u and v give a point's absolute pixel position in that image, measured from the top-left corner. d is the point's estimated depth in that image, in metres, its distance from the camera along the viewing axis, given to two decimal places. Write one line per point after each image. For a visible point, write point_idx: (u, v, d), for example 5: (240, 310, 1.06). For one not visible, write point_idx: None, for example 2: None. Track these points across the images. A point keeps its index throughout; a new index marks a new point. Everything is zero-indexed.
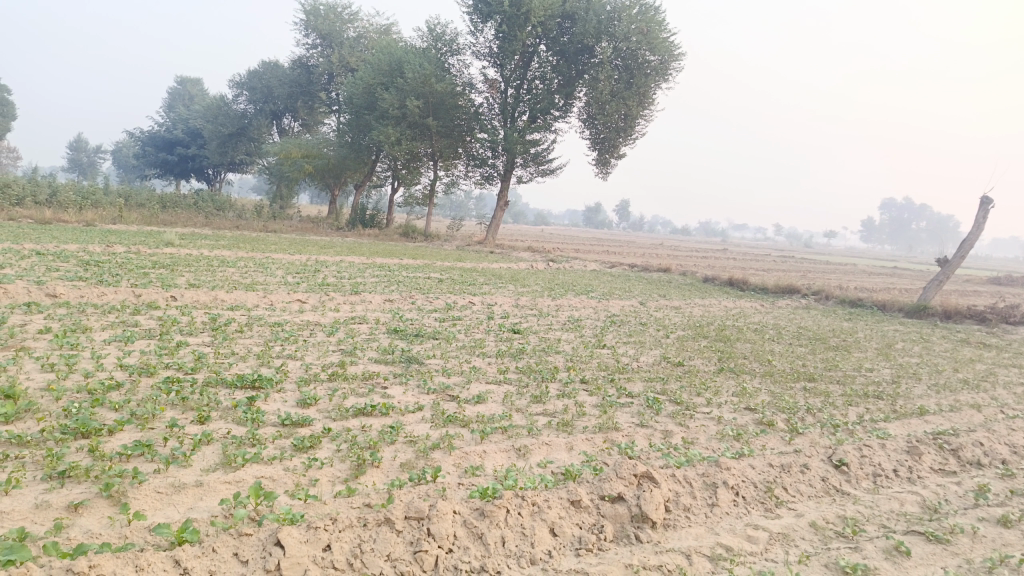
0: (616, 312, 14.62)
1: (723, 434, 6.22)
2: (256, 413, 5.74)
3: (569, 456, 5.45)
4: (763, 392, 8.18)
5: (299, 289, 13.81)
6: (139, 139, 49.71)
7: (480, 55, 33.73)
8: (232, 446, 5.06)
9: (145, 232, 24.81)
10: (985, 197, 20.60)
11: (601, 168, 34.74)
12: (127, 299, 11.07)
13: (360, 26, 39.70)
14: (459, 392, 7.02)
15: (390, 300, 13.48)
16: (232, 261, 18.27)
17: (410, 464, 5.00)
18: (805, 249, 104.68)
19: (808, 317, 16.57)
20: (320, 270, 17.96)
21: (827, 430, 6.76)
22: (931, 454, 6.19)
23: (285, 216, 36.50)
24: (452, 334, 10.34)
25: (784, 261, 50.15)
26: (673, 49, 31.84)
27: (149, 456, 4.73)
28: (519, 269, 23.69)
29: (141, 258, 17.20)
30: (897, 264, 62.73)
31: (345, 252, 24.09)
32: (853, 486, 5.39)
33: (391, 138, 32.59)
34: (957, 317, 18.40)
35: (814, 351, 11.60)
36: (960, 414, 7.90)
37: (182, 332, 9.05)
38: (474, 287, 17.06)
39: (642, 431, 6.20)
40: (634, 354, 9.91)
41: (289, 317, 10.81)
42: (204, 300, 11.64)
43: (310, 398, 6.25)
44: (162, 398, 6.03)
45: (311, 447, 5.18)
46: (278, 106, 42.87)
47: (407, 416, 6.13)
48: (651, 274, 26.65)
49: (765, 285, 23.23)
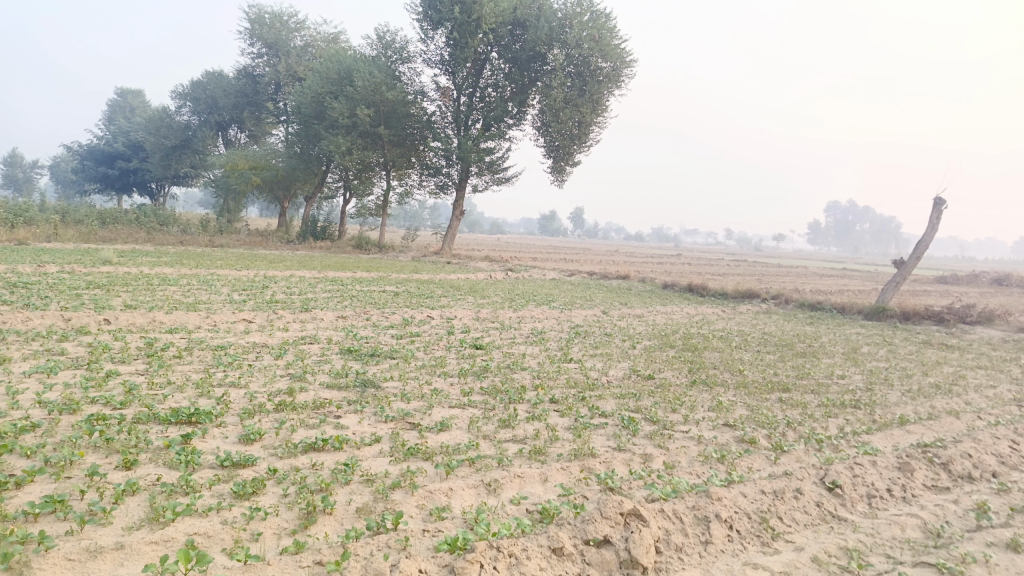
0: (580, 322, 14.23)
1: (706, 456, 5.81)
2: (191, 453, 5.09)
3: (543, 490, 4.97)
4: (740, 406, 7.81)
5: (245, 307, 13.04)
6: (77, 153, 47.67)
7: (431, 63, 33.17)
8: (162, 496, 4.40)
9: (82, 250, 23.52)
10: (937, 198, 20.91)
11: (557, 176, 34.49)
12: (55, 324, 10.17)
13: (307, 34, 38.92)
14: (421, 420, 6.45)
15: (343, 317, 12.79)
16: (175, 278, 17.31)
17: (368, 510, 4.43)
18: (757, 252, 106.65)
19: (771, 322, 16.43)
20: (269, 286, 17.14)
21: (812, 447, 6.41)
22: (922, 470, 5.89)
23: (232, 230, 35.24)
24: (411, 352, 9.76)
25: (738, 265, 50.52)
26: (625, 56, 31.84)
27: (62, 514, 4.03)
28: (478, 280, 23.20)
29: (76, 278, 16.11)
30: (845, 266, 64.08)
31: (295, 266, 23.29)
32: (849, 511, 5.02)
33: (341, 148, 31.78)
34: (916, 319, 18.58)
35: (783, 358, 11.35)
36: (941, 422, 7.69)
37: (114, 360, 8.27)
38: (431, 299, 16.48)
39: (620, 455, 5.75)
40: (602, 368, 9.48)
41: (234, 339, 10.07)
42: (141, 322, 10.81)
43: (253, 433, 5.61)
44: (82, 440, 5.29)
45: (253, 494, 4.57)
46: (224, 117, 41.63)
47: (363, 450, 5.55)
48: (610, 281, 26.42)
49: (725, 289, 23.15)
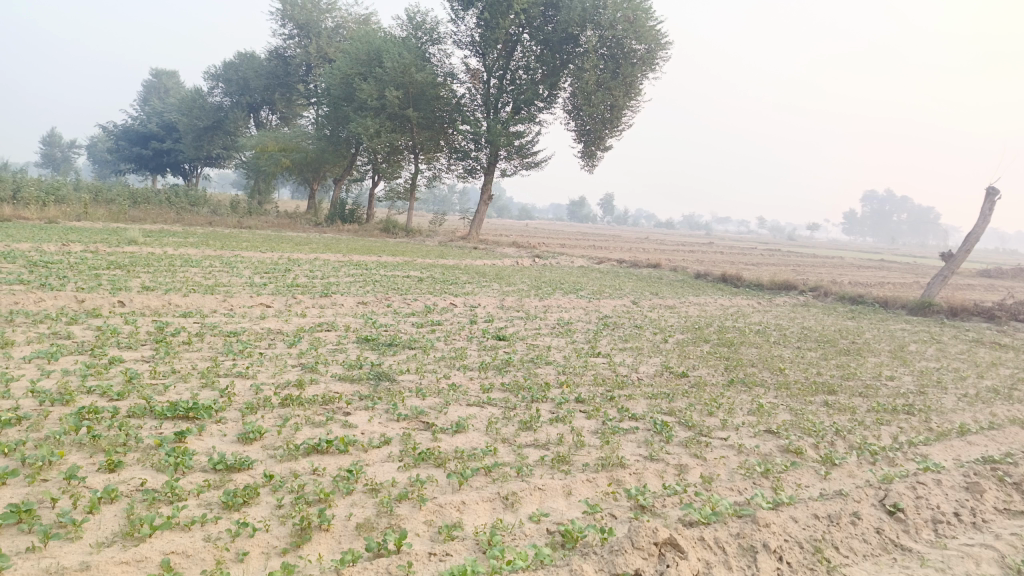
0: (609, 313, 13.65)
1: (748, 468, 5.25)
2: (182, 455, 4.65)
3: (567, 506, 4.47)
4: (781, 410, 7.20)
5: (265, 291, 12.68)
6: (111, 133, 48.10)
7: (461, 44, 32.54)
8: (142, 506, 3.97)
9: (110, 230, 23.41)
10: (990, 188, 19.82)
11: (588, 161, 33.73)
12: (67, 306, 9.88)
13: (338, 16, 38.51)
14: (435, 419, 5.96)
15: (364, 303, 12.34)
16: (198, 260, 17.07)
17: (369, 526, 3.96)
18: (790, 241, 104.54)
19: (810, 316, 15.66)
20: (291, 269, 16.77)
21: (865, 460, 5.80)
22: (993, 490, 5.26)
23: (261, 212, 35.10)
24: (431, 342, 9.27)
25: (772, 255, 49.02)
26: (661, 37, 30.85)
27: (26, 527, 3.61)
28: (504, 266, 22.68)
29: (98, 258, 15.88)
30: (883, 258, 62.31)
31: (320, 249, 22.95)
32: (913, 539, 4.42)
33: (370, 130, 31.44)
34: (965, 315, 17.62)
35: (826, 356, 10.66)
36: (1006, 433, 7.02)
37: (120, 345, 7.90)
38: (455, 286, 16.01)
39: (652, 466, 5.20)
40: (633, 363, 8.91)
41: (248, 324, 9.69)
42: (155, 305, 10.49)
43: (252, 432, 5.17)
44: (67, 437, 4.87)
45: (244, 503, 4.11)
46: (255, 99, 41.47)
47: (370, 454, 5.08)
48: (640, 270, 25.66)
49: (760, 280, 22.29)
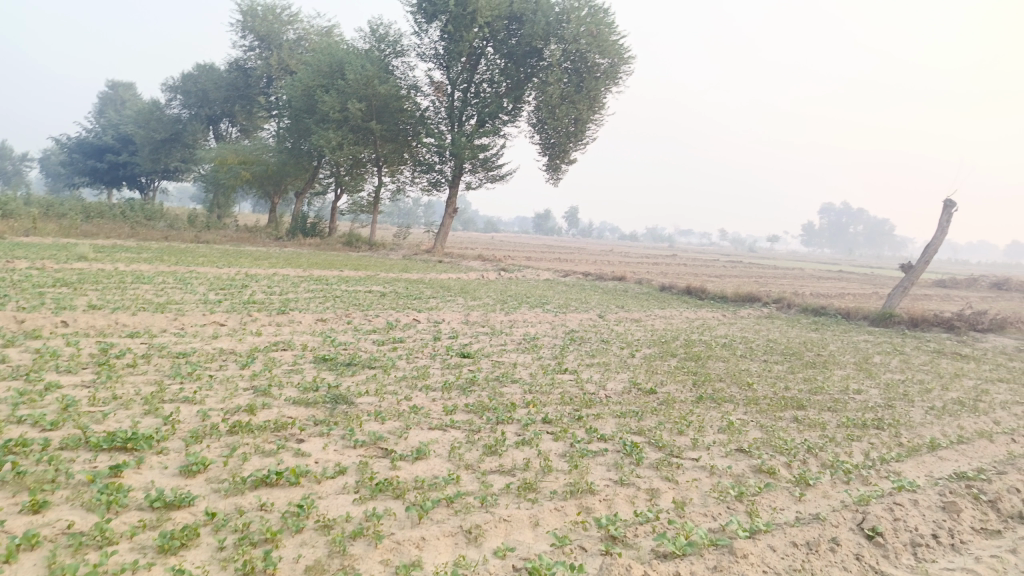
0: (575, 327, 13.45)
1: (721, 491, 5.05)
2: (117, 492, 4.27)
3: (534, 538, 4.21)
4: (752, 427, 7.03)
5: (219, 309, 12.19)
6: (64, 146, 46.72)
7: (425, 57, 32.33)
8: (64, 553, 3.59)
9: (59, 245, 22.52)
10: (947, 200, 20.20)
11: (553, 174, 33.72)
12: (5, 326, 9.34)
13: (300, 28, 37.99)
14: (395, 445, 5.65)
15: (323, 320, 11.92)
16: (151, 276, 16.46)
17: (320, 567, 3.64)
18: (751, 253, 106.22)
19: (775, 328, 15.68)
20: (248, 285, 16.26)
21: (840, 479, 5.65)
22: (969, 509, 5.14)
23: (220, 225, 34.30)
24: (391, 361, 8.95)
25: (736, 266, 49.53)
26: (623, 51, 31.15)
27: None
28: (469, 280, 22.36)
29: (43, 275, 15.16)
30: (843, 269, 63.67)
31: (280, 264, 22.42)
32: (894, 564, 4.25)
33: (332, 143, 30.88)
34: (925, 325, 17.86)
35: (794, 369, 10.58)
36: (975, 447, 6.96)
37: (58, 369, 7.41)
38: (419, 301, 15.67)
39: (623, 491, 4.97)
40: (600, 380, 8.69)
41: (199, 344, 9.25)
42: (101, 325, 9.97)
43: (195, 464, 4.80)
44: None
45: (182, 546, 3.75)
46: (215, 111, 40.57)
47: (324, 485, 4.76)
48: (606, 283, 25.58)
49: (725, 293, 22.36)
